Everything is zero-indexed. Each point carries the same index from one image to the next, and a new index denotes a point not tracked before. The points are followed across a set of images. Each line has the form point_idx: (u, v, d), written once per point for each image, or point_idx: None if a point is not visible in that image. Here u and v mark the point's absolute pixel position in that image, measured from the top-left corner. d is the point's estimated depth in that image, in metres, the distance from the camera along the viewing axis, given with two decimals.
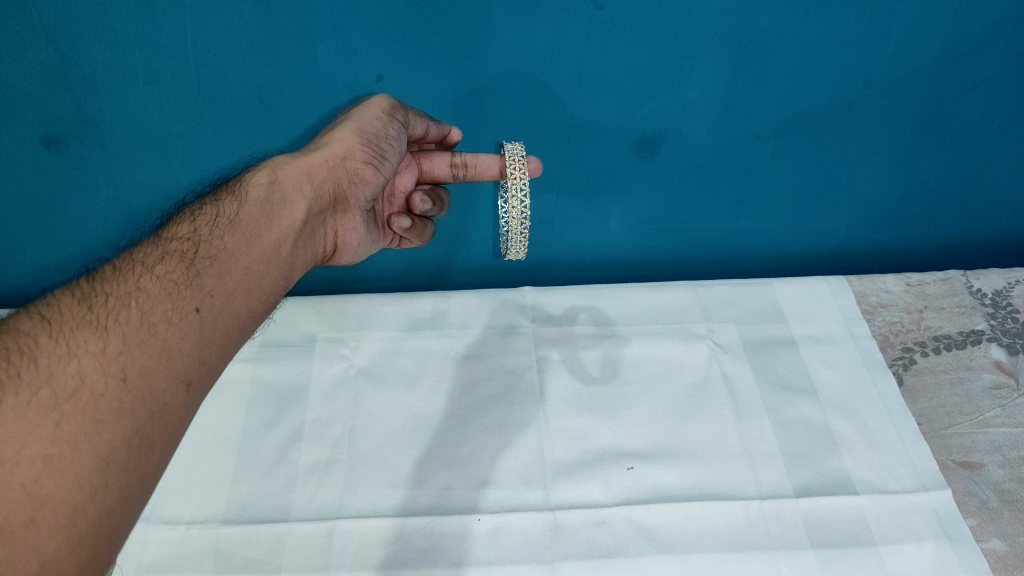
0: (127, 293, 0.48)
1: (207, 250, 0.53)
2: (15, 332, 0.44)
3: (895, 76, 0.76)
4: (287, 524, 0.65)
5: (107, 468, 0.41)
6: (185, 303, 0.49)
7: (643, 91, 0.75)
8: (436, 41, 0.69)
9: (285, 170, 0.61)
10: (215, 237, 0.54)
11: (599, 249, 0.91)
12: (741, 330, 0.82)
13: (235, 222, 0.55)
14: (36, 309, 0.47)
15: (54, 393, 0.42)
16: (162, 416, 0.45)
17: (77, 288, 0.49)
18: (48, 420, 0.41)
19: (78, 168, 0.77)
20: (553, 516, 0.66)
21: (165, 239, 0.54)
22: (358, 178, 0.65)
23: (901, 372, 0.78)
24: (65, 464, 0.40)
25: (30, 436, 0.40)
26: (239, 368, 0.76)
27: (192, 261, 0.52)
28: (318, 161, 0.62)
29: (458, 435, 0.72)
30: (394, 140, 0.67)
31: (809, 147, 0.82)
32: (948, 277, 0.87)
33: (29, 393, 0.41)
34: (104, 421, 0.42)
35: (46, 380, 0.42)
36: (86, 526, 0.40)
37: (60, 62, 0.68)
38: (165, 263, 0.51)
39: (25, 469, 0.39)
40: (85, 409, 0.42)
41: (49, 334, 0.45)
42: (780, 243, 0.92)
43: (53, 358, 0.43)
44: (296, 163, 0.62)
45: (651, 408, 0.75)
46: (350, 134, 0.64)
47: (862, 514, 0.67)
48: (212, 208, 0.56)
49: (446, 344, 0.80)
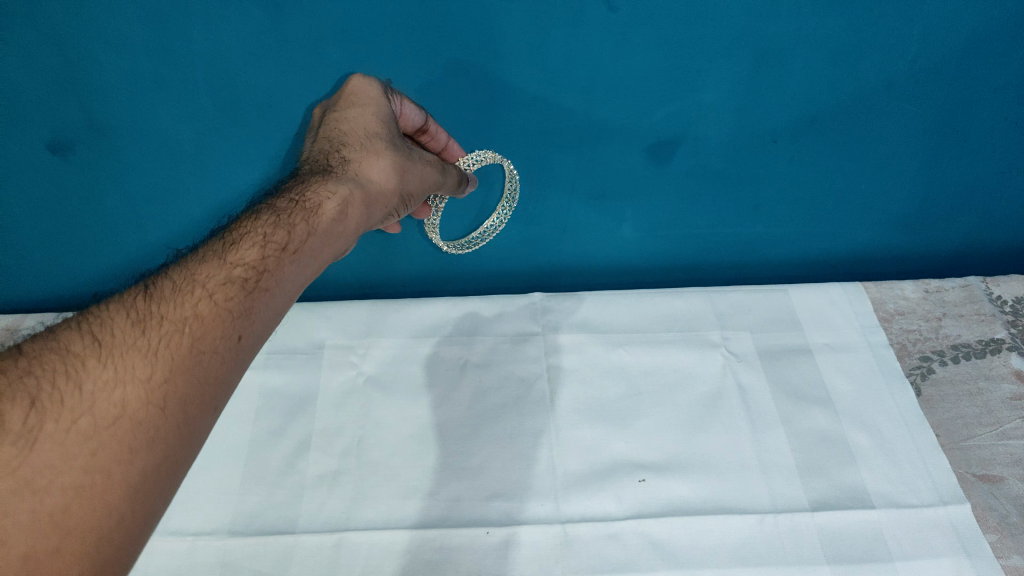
0: (182, 318, 0.42)
1: (268, 277, 0.46)
2: (63, 353, 0.39)
3: (917, 77, 0.75)
4: (295, 536, 0.65)
5: (138, 500, 0.37)
6: (234, 331, 0.43)
7: (657, 95, 0.74)
8: (449, 45, 0.68)
9: (356, 198, 0.54)
10: (278, 264, 0.47)
11: (609, 258, 0.87)
12: (756, 338, 0.80)
13: (299, 252, 0.48)
14: (87, 327, 0.41)
15: (94, 422, 0.37)
16: (192, 447, 0.40)
17: (133, 307, 0.42)
18: (85, 448, 0.36)
19: (86, 175, 0.74)
20: (564, 529, 0.65)
21: (229, 258, 0.46)
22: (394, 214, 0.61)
23: (919, 382, 0.77)
24: (97, 494, 0.35)
25: (64, 464, 0.35)
26: (246, 376, 0.75)
27: (253, 290, 0.45)
28: (383, 198, 0.57)
29: (469, 445, 0.71)
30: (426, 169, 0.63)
31: (828, 150, 0.80)
32: (966, 284, 0.84)
33: (69, 420, 0.37)
34: (139, 450, 0.37)
35: (87, 407, 0.37)
36: (110, 554, 0.35)
37: (65, 66, 0.68)
38: (222, 286, 0.44)
39: (54, 498, 0.34)
40: (123, 438, 0.37)
41: (98, 357, 0.39)
42: (800, 250, 0.88)
43: (98, 385, 0.38)
44: (363, 193, 0.55)
45: (664, 418, 0.73)
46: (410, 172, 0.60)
47: (879, 529, 0.66)
48: (280, 230, 0.48)
49: (456, 351, 0.78)
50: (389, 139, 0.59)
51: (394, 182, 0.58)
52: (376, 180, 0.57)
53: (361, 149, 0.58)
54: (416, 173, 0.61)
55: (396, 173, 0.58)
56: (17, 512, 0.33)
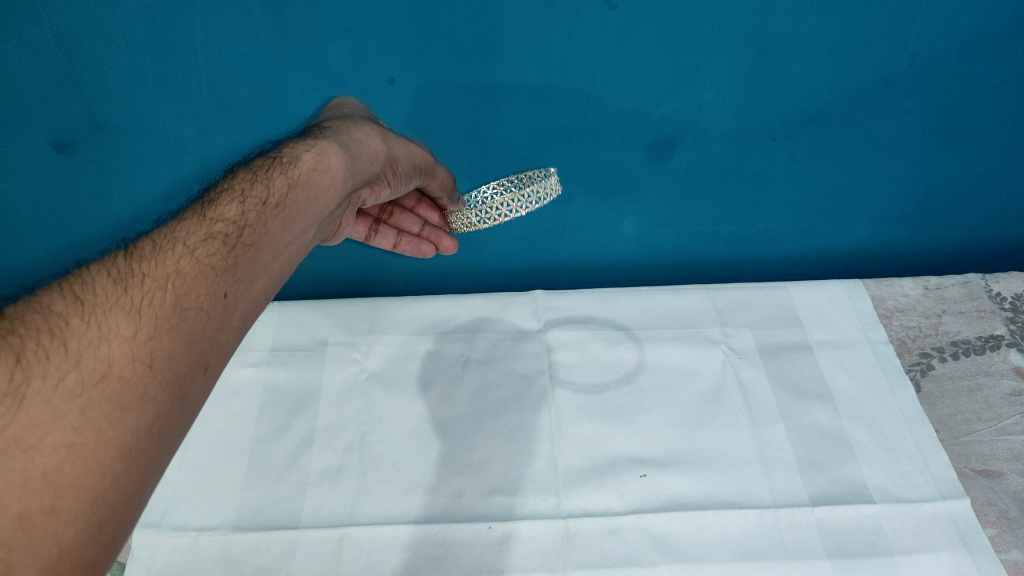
0: (164, 275, 0.40)
1: (250, 232, 0.45)
2: (44, 313, 0.37)
3: (914, 75, 0.75)
4: (298, 531, 0.65)
5: (131, 459, 0.35)
6: (217, 288, 0.42)
7: (658, 92, 0.74)
8: (448, 42, 0.68)
9: (337, 153, 0.52)
10: (260, 218, 0.46)
11: (613, 252, 0.89)
12: (756, 335, 0.81)
13: (279, 207, 0.47)
14: (68, 288, 0.39)
15: (81, 378, 0.35)
16: (183, 405, 0.38)
17: (114, 265, 0.41)
18: (73, 406, 0.34)
19: (90, 172, 0.76)
20: (565, 523, 0.65)
21: (209, 215, 0.45)
22: (380, 181, 0.61)
23: (918, 378, 0.77)
24: (90, 452, 0.34)
25: (54, 422, 0.34)
26: (251, 373, 0.76)
27: (235, 246, 0.44)
28: (367, 155, 0.56)
29: (470, 441, 0.71)
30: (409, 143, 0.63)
31: (828, 147, 0.81)
32: (966, 282, 0.86)
33: (55, 377, 0.35)
34: (129, 408, 0.36)
35: (73, 364, 0.36)
36: (107, 514, 0.34)
37: (69, 67, 0.68)
38: (204, 242, 0.43)
39: (46, 457, 0.33)
40: (112, 396, 0.35)
41: (81, 315, 0.38)
42: (798, 245, 0.91)
43: (84, 341, 0.36)
44: (345, 149, 0.54)
45: (664, 413, 0.74)
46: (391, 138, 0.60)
47: (879, 524, 0.66)
48: (259, 185, 0.47)
49: (458, 348, 0.79)
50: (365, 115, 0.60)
51: (379, 141, 0.58)
52: (359, 141, 0.56)
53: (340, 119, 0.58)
54: (398, 141, 0.61)
55: (379, 136, 0.59)
56: (9, 470, 0.32)
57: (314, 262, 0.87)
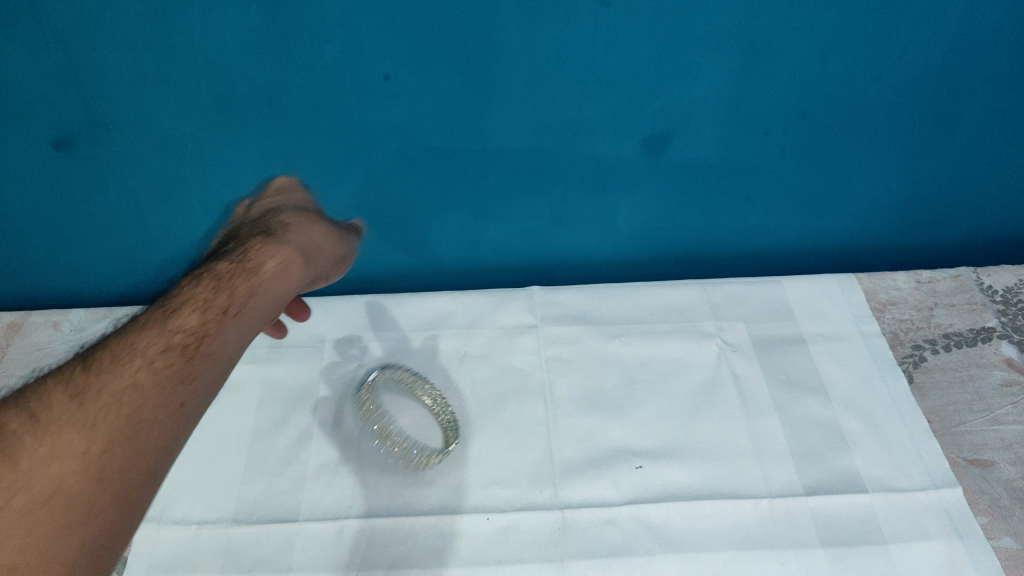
0: (120, 389, 0.49)
1: (208, 344, 0.53)
2: (4, 432, 0.47)
3: (905, 70, 0.76)
4: (298, 524, 0.65)
5: (90, 554, 0.44)
6: (173, 399, 0.50)
7: (651, 87, 0.74)
8: (443, 39, 0.69)
9: (297, 255, 0.61)
10: (219, 327, 0.54)
11: (607, 247, 0.90)
12: (750, 328, 0.82)
13: (240, 314, 0.55)
14: (25, 406, 0.49)
15: (31, 499, 0.45)
16: (156, 474, 0.48)
17: (75, 380, 0.50)
18: (22, 526, 0.44)
19: (90, 170, 0.77)
20: (562, 514, 0.66)
21: (170, 326, 0.53)
22: (334, 275, 0.69)
23: (911, 369, 0.78)
24: (35, 558, 0.43)
25: (20, 530, 0.43)
26: (249, 369, 0.78)
27: (192, 358, 0.52)
28: (319, 253, 0.64)
29: (468, 434, 0.72)
30: (349, 245, 0.71)
31: (820, 142, 0.82)
32: (958, 274, 0.87)
33: (8, 497, 0.44)
34: (71, 526, 0.44)
35: (24, 485, 0.45)
36: None
37: (67, 65, 0.68)
38: (162, 354, 0.52)
39: (5, 557, 0.42)
40: (58, 513, 0.44)
41: (33, 433, 0.47)
42: (792, 238, 0.92)
43: (35, 460, 0.46)
44: (298, 253, 0.61)
45: (661, 406, 0.75)
46: (341, 240, 0.68)
47: (871, 512, 0.66)
48: (221, 296, 0.55)
49: (454, 343, 0.80)
50: (323, 216, 0.68)
51: (353, 245, 0.71)
52: (315, 239, 0.64)
53: (299, 215, 0.66)
54: (347, 240, 0.70)
55: (332, 236, 0.67)
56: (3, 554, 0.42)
57: None
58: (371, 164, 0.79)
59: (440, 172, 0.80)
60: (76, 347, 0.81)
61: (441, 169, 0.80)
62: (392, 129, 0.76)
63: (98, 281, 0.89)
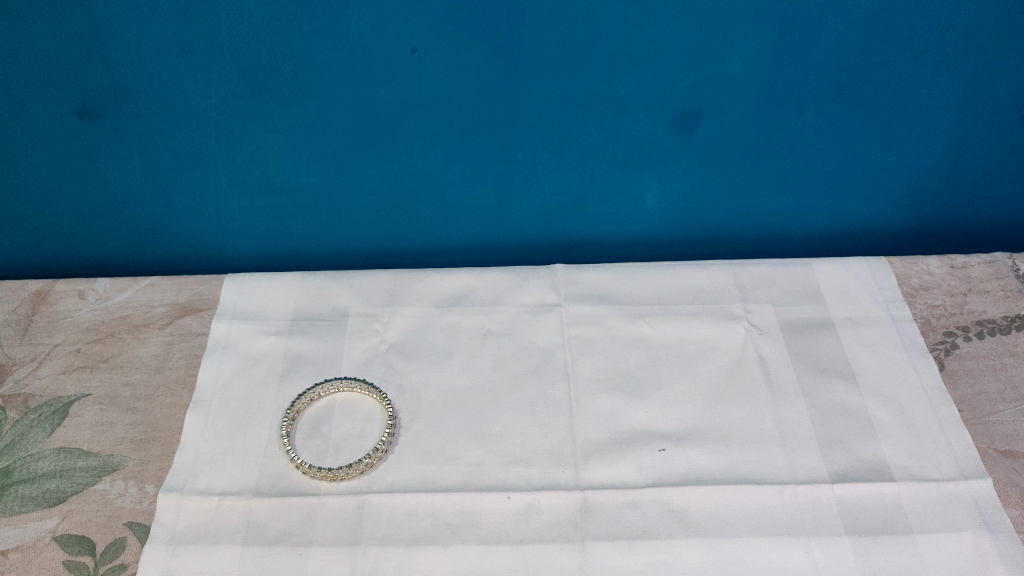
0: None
1: (16, 452, 0.69)
2: None
3: (946, 49, 0.74)
4: (319, 498, 0.65)
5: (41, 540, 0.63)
6: None
7: (683, 64, 0.73)
8: (472, 10, 0.68)
9: (40, 370, 0.76)
10: (16, 441, 0.70)
11: (634, 227, 0.89)
12: (778, 311, 0.80)
13: (16, 430, 0.71)
14: None
15: None
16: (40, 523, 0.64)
17: None
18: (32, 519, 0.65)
19: (114, 139, 0.76)
20: (583, 496, 0.65)
21: (15, 442, 0.70)
22: (180, 316, 0.81)
23: (942, 356, 0.77)
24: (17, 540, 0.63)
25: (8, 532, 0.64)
26: (271, 342, 0.78)
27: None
28: (80, 357, 0.77)
29: (490, 413, 0.72)
30: (94, 304, 0.82)
31: (855, 121, 0.80)
32: (993, 260, 0.86)
33: None
34: (31, 515, 0.64)
35: None
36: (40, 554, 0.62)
37: (93, 32, 0.68)
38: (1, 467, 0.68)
39: None
40: (15, 521, 0.64)
41: None
42: (822, 221, 0.90)
43: None
44: (26, 369, 0.76)
45: (685, 389, 0.74)
46: (83, 328, 0.80)
47: (898, 502, 0.65)
48: (13, 430, 0.71)
49: (477, 321, 0.80)
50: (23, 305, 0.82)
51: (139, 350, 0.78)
52: (60, 356, 0.77)
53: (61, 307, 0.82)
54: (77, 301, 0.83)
55: (80, 315, 0.81)
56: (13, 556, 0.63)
57: (337, 232, 0.87)
58: (397, 139, 0.78)
59: (466, 148, 0.79)
60: (101, 316, 0.81)
61: (467, 145, 0.79)
62: (418, 103, 0.75)
63: (123, 253, 0.89)
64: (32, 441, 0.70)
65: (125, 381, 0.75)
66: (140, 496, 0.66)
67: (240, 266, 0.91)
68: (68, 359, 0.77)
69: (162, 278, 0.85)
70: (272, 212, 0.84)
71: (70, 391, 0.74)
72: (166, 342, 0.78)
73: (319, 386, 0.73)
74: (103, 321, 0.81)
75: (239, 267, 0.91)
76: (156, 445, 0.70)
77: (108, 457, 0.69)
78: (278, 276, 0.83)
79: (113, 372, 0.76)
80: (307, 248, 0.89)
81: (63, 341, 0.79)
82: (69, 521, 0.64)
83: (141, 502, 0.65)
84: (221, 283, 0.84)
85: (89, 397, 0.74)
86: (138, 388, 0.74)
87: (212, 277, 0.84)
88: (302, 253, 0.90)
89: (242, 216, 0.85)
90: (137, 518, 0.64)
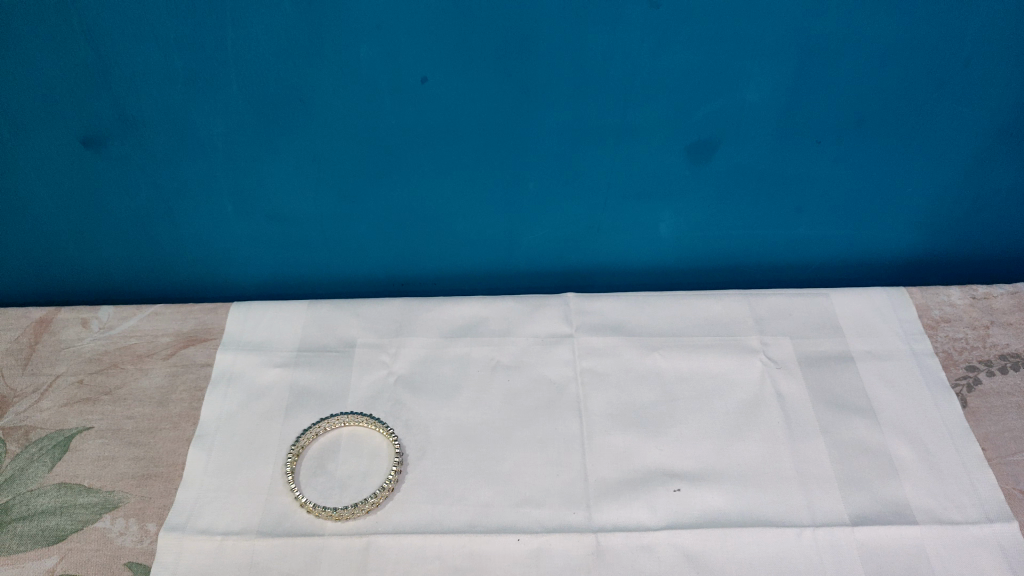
0: None
1: (16, 487, 0.67)
2: None
3: (969, 79, 0.72)
4: (323, 538, 0.63)
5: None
6: None
7: (699, 94, 0.71)
8: (484, 41, 0.66)
9: (42, 402, 0.75)
10: (16, 477, 0.68)
11: (647, 256, 0.87)
12: (796, 343, 0.78)
13: (17, 466, 0.69)
14: None
15: None
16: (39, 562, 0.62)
17: None
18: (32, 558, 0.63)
19: (118, 168, 0.75)
20: (596, 538, 0.63)
21: (15, 477, 0.68)
22: (184, 347, 0.79)
23: (965, 393, 0.74)
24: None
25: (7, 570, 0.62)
26: (277, 373, 0.76)
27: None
28: (82, 389, 0.76)
29: (500, 450, 0.70)
30: (98, 334, 0.81)
31: (874, 151, 0.78)
32: (1016, 292, 0.84)
33: None
34: (30, 553, 0.63)
35: None
36: None
37: (98, 62, 0.67)
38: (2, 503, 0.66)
39: None
40: (14, 560, 0.62)
41: None
42: (840, 250, 0.88)
43: None
44: (28, 402, 0.75)
45: (700, 426, 0.72)
46: (86, 359, 0.78)
47: (922, 546, 0.63)
48: (14, 466, 0.69)
49: (487, 352, 0.78)
50: (24, 334, 0.81)
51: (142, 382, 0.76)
52: (62, 388, 0.76)
53: (65, 336, 0.81)
54: (81, 331, 0.81)
55: (83, 344, 0.80)
56: None
57: (345, 261, 0.86)
58: (406, 168, 0.76)
59: (476, 177, 0.78)
60: (103, 346, 0.80)
61: (477, 174, 0.77)
62: (428, 132, 0.73)
63: (126, 281, 0.88)
64: (32, 476, 0.68)
65: (128, 414, 0.73)
66: (141, 535, 0.64)
67: (246, 294, 0.90)
68: (71, 391, 0.76)
69: (167, 306, 0.84)
70: (279, 241, 0.83)
71: (71, 424, 0.73)
72: (170, 373, 0.77)
73: (325, 421, 0.71)
74: (106, 351, 0.79)
75: (245, 295, 0.90)
76: (158, 481, 0.68)
77: (108, 493, 0.67)
78: (285, 306, 0.82)
79: (114, 405, 0.74)
80: (314, 277, 0.88)
81: (65, 372, 0.77)
82: (67, 561, 0.62)
83: (142, 541, 0.64)
84: (226, 312, 0.82)
85: (91, 430, 0.72)
86: (141, 422, 0.73)
87: (217, 306, 0.83)
88: (310, 282, 0.88)
89: (248, 244, 0.83)
90: (138, 558, 0.62)
